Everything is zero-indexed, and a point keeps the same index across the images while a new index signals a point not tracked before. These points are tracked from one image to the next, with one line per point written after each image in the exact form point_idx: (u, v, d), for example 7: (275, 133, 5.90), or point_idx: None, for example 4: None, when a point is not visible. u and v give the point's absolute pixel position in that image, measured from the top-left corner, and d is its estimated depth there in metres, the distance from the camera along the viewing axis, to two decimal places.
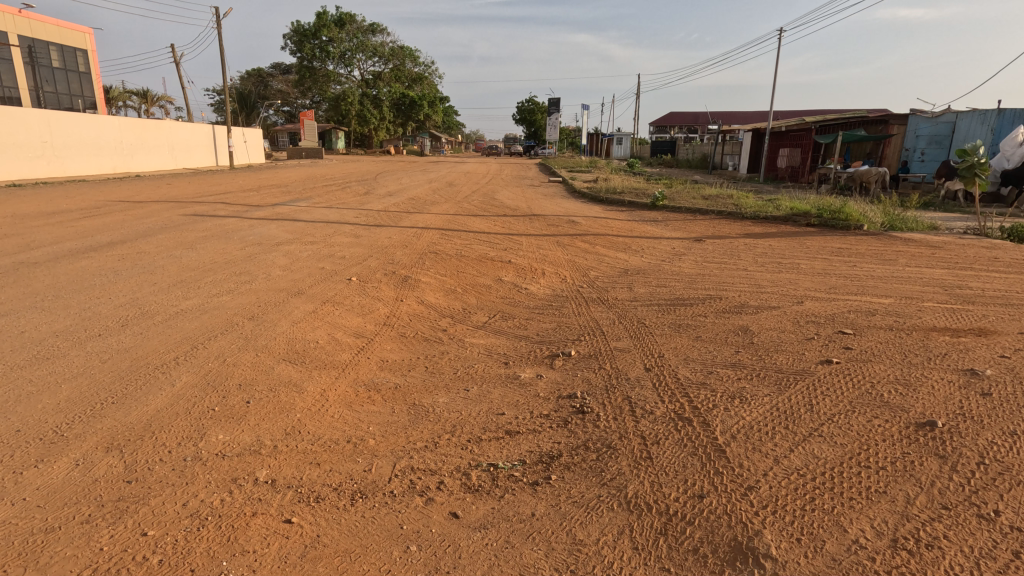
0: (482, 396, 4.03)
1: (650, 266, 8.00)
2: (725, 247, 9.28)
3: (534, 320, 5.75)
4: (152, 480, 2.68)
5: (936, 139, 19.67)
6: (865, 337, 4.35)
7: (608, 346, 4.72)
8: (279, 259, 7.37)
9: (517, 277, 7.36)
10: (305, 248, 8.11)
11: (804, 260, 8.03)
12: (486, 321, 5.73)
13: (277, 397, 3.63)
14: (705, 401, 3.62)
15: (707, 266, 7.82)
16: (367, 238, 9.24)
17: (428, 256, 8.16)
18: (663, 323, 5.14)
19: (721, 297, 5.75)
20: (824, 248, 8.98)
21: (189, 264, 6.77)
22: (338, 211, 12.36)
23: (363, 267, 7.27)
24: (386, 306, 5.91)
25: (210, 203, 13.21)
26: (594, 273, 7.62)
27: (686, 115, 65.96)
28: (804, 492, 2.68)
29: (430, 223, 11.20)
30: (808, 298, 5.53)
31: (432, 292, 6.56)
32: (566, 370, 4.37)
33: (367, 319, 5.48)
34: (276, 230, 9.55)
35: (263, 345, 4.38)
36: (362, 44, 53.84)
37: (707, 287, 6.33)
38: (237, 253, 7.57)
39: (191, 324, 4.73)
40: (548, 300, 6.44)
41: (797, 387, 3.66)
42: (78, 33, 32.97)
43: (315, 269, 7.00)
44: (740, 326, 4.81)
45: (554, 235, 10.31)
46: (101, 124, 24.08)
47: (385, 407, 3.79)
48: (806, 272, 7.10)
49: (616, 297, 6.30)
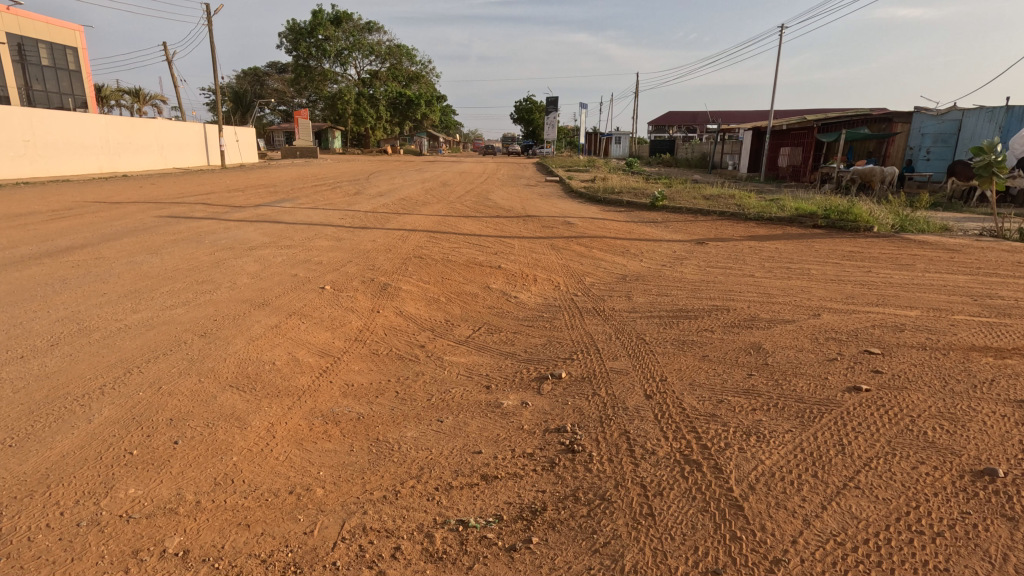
0: (457, 428, 3.49)
1: (650, 271, 7.47)
2: (730, 251, 8.75)
3: (522, 334, 5.21)
4: (26, 558, 2.16)
5: (942, 137, 19.16)
6: (896, 358, 3.82)
7: (604, 367, 4.18)
8: (249, 265, 6.83)
9: (506, 284, 6.83)
10: (280, 253, 7.57)
11: (815, 264, 7.52)
12: (470, 336, 5.19)
13: (212, 434, 3.09)
14: (716, 438, 3.09)
15: (712, 272, 7.28)
16: (348, 242, 8.71)
17: (412, 261, 7.61)
18: (665, 339, 4.60)
19: (729, 309, 5.21)
20: (834, 251, 8.46)
21: (147, 272, 6.23)
22: (324, 212, 11.82)
23: (340, 273, 6.74)
24: (360, 319, 5.37)
25: (191, 203, 12.65)
26: (590, 280, 7.08)
27: (686, 115, 65.42)
28: (846, 570, 2.14)
29: (419, 225, 10.65)
30: (825, 310, 5.00)
31: (413, 301, 6.02)
32: (555, 396, 3.83)
33: (337, 335, 4.93)
34: (252, 233, 9.01)
35: (209, 368, 3.84)
36: (358, 43, 53.22)
37: (712, 296, 5.81)
38: (204, 258, 7.02)
39: (131, 342, 4.20)
40: (539, 311, 5.90)
41: (822, 422, 3.13)
42: (68, 31, 32.43)
43: (286, 276, 6.47)
44: (752, 343, 4.28)
45: (548, 238, 9.77)
46: (88, 123, 23.50)
47: (343, 445, 3.24)
48: (818, 279, 6.59)
49: (613, 307, 5.77)
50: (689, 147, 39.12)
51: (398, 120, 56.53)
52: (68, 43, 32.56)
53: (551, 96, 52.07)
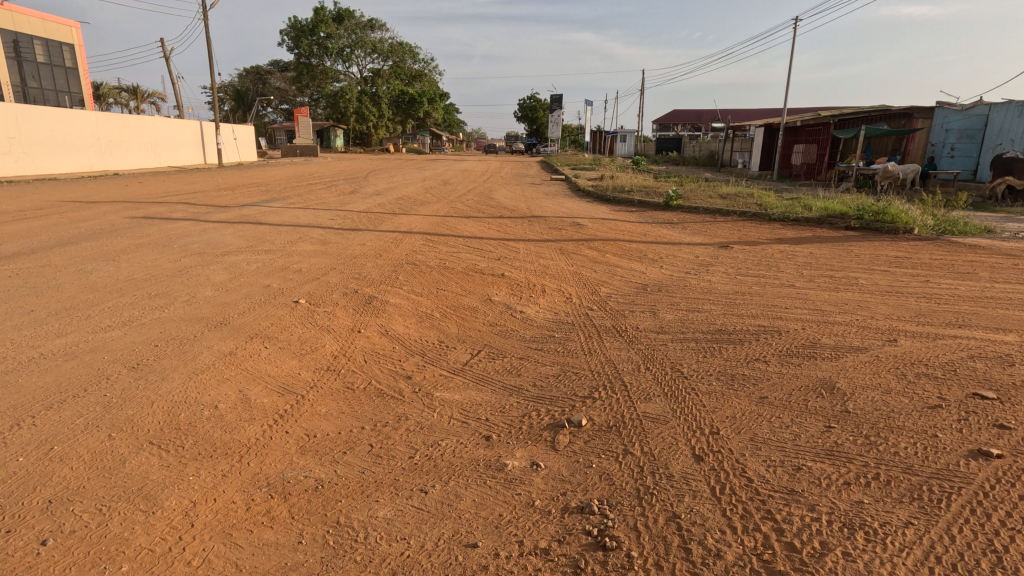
0: (446, 505, 2.61)
1: (673, 280, 6.60)
2: (759, 256, 7.87)
3: (530, 360, 4.34)
4: None
5: (968, 133, 18.14)
6: (1019, 407, 2.92)
7: (635, 412, 3.29)
8: (217, 274, 5.97)
9: (511, 296, 5.97)
10: (255, 260, 6.71)
11: (861, 273, 6.63)
12: (467, 363, 4.33)
13: (102, 527, 2.23)
14: (806, 533, 2.21)
15: (744, 280, 6.42)
16: (334, 245, 7.85)
17: (404, 268, 6.75)
18: (708, 372, 3.71)
19: (780, 331, 4.31)
20: (877, 256, 7.58)
21: (94, 283, 5.38)
22: (314, 213, 10.98)
23: (320, 284, 5.88)
24: (335, 341, 4.51)
25: (173, 203, 11.85)
26: (606, 290, 6.21)
27: (692, 112, 64.38)
28: None
29: (415, 227, 9.79)
30: (900, 334, 4.09)
31: (402, 318, 5.16)
32: (573, 454, 2.95)
33: (305, 364, 4.06)
34: (228, 236, 8.14)
35: (126, 417, 2.98)
36: (361, 40, 52.44)
37: (753, 312, 4.94)
38: (166, 265, 6.17)
39: (40, 377, 3.36)
40: (549, 329, 5.03)
41: (952, 510, 2.26)
42: (64, 27, 31.67)
43: (256, 288, 5.61)
44: (821, 379, 3.40)
45: (556, 240, 8.90)
46: (78, 119, 22.73)
47: (288, 535, 2.36)
48: (871, 290, 5.70)
49: (636, 326, 4.88)
50: (697, 145, 38.15)
51: (400, 119, 55.74)
52: (64, 39, 31.57)
53: (555, 94, 51.11)
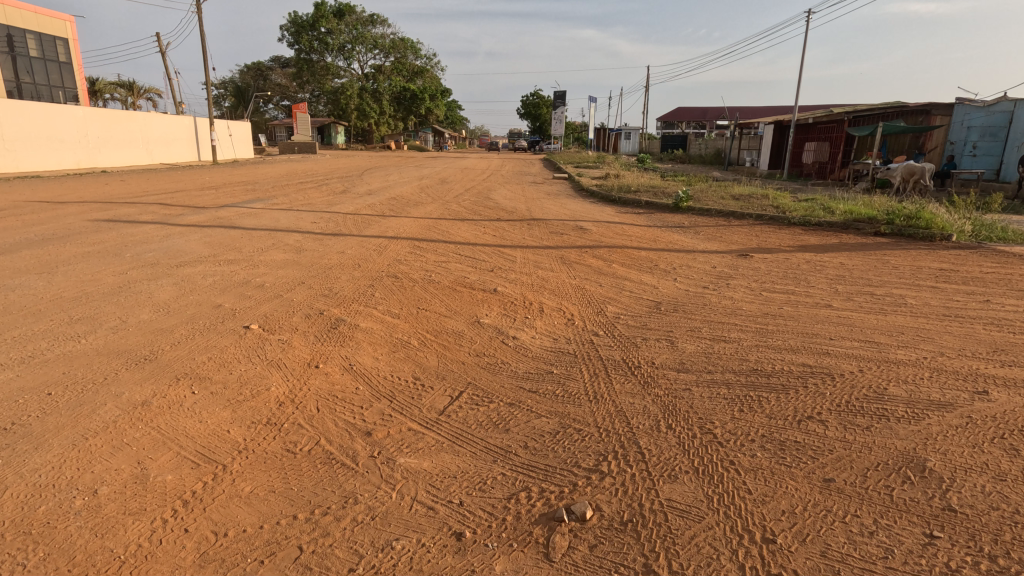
0: None
1: (689, 296, 5.77)
2: (784, 267, 7.05)
3: (522, 409, 3.50)
4: None
5: (990, 131, 17.22)
6: None
7: (658, 500, 2.47)
8: (162, 291, 5.16)
9: (503, 317, 5.13)
10: (213, 272, 5.91)
11: (905, 290, 5.78)
12: (444, 413, 3.49)
13: None
14: None
15: (772, 298, 5.60)
16: (309, 254, 7.04)
17: (383, 282, 5.94)
18: (749, 436, 2.88)
19: (834, 375, 3.45)
20: (918, 269, 6.73)
21: (11, 303, 4.57)
22: (296, 215, 10.17)
23: (281, 302, 5.08)
24: (283, 382, 3.69)
25: (147, 203, 11.05)
26: (614, 310, 5.38)
27: (698, 110, 63.34)
28: None
29: (404, 231, 8.98)
30: (991, 382, 3.24)
31: (372, 348, 4.34)
32: (575, 570, 2.14)
33: (238, 417, 3.23)
34: (192, 242, 7.34)
35: None
36: (362, 36, 51.44)
37: (794, 344, 4.09)
38: (107, 280, 5.37)
39: None
40: (547, 362, 4.19)
41: None
42: (58, 21, 30.79)
43: (204, 308, 4.81)
44: (902, 453, 2.58)
45: (557, 247, 8.09)
46: (64, 115, 21.91)
47: None
48: (925, 314, 4.87)
49: (651, 361, 4.03)
50: (704, 143, 37.15)
51: (402, 116, 54.83)
52: (58, 34, 30.69)
53: (559, 91, 50.17)
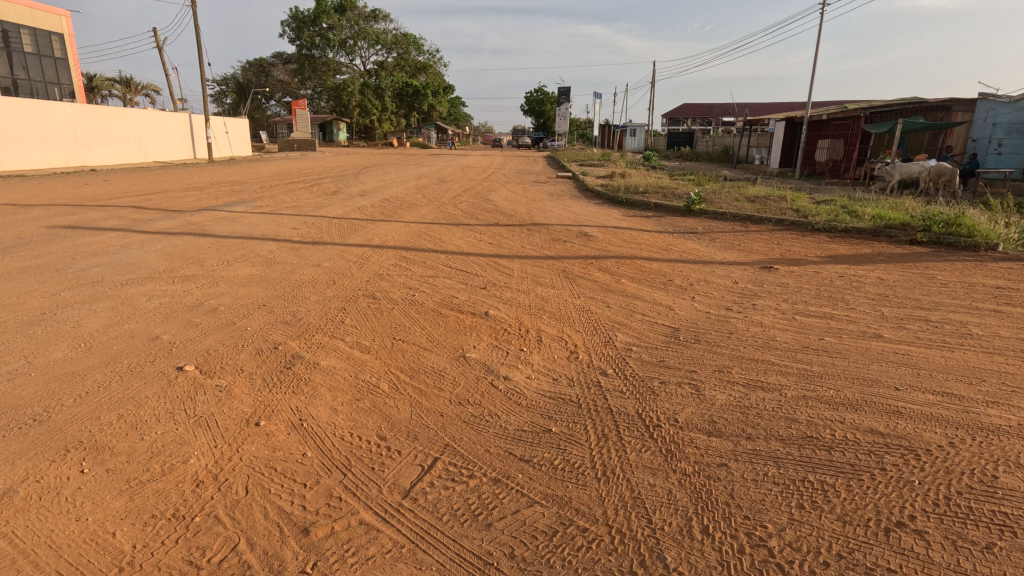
0: None
1: (711, 321, 4.97)
2: (815, 282, 6.22)
3: (512, 491, 2.69)
4: None
5: (1017, 127, 15.98)
6: None
7: None
8: (93, 317, 4.39)
9: (493, 350, 4.32)
10: (163, 292, 5.15)
11: (964, 316, 4.94)
12: (407, 496, 2.68)
13: None
14: None
15: (809, 324, 4.79)
16: (280, 267, 6.27)
17: (358, 304, 5.15)
18: (826, 556, 2.07)
19: (921, 452, 2.63)
20: (970, 286, 5.90)
21: None
22: (277, 220, 9.40)
23: (232, 332, 4.31)
24: (206, 451, 2.88)
25: (120, 206, 10.31)
26: (624, 339, 4.56)
27: (704, 107, 62.15)
28: None
29: (392, 238, 8.20)
30: None
31: (331, 396, 3.54)
32: None
33: (134, 509, 2.45)
34: (151, 254, 6.57)
35: None
36: (364, 31, 50.55)
37: (854, 398, 3.26)
38: (32, 304, 4.60)
39: None
40: (545, 415, 3.38)
41: None
42: (53, 16, 30.11)
43: (136, 341, 4.04)
44: None
45: (559, 258, 7.27)
46: (53, 111, 21.15)
47: None
48: (998, 350, 4.05)
49: (676, 419, 3.21)
50: (711, 140, 36.33)
51: (404, 112, 53.97)
52: (53, 29, 29.96)
53: (563, 87, 49.31)
